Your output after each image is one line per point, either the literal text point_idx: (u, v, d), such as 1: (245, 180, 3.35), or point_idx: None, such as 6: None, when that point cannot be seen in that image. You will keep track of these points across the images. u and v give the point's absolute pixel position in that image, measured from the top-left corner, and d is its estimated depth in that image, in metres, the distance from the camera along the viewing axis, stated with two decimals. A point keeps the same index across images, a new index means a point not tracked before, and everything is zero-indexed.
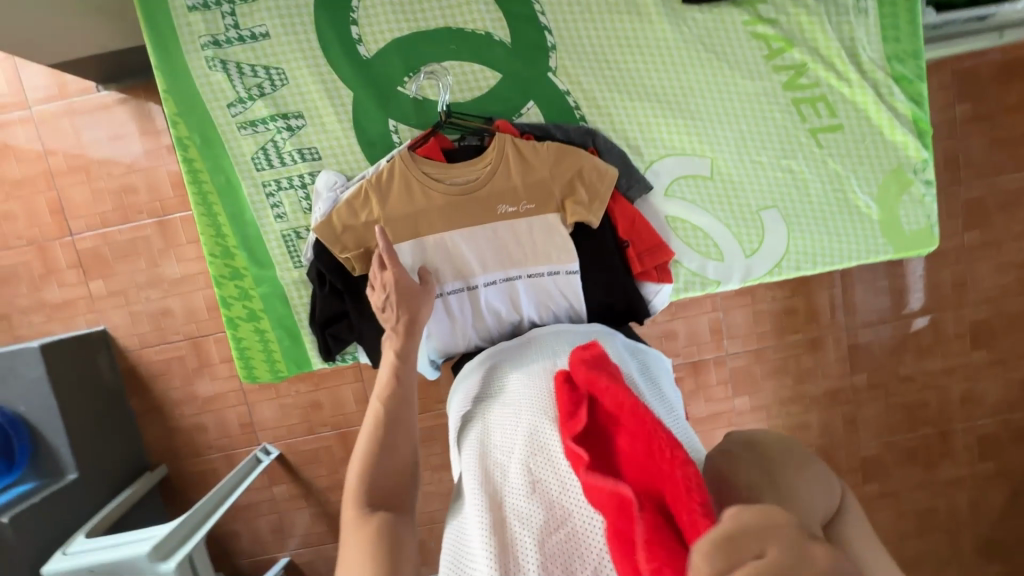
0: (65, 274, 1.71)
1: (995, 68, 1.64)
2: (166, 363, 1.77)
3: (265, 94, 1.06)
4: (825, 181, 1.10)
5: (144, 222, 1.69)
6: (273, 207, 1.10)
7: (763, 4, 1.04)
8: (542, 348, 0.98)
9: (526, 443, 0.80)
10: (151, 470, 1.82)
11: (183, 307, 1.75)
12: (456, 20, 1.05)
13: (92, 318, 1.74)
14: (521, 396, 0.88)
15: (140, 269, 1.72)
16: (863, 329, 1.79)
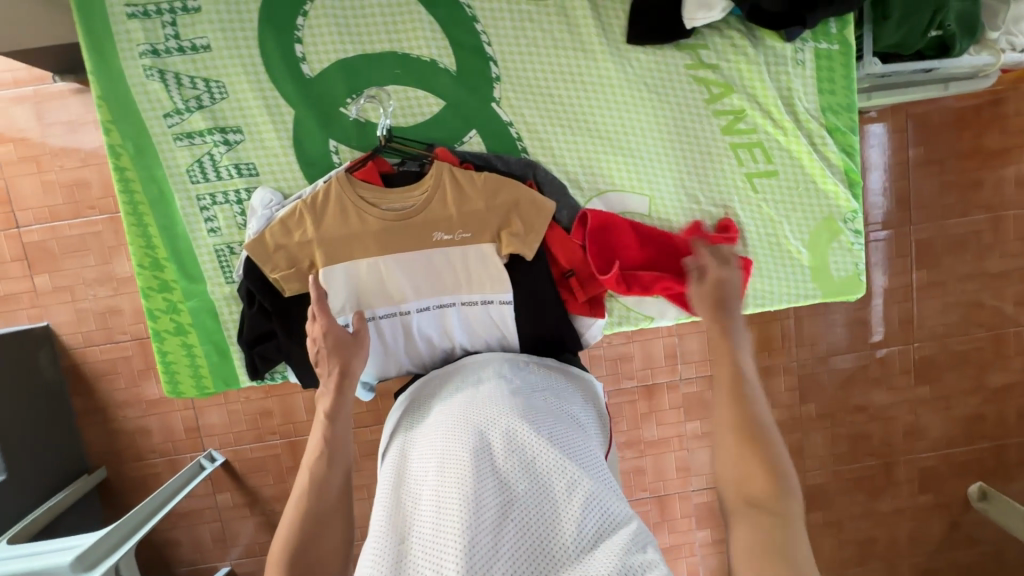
0: (9, 267, 1.66)
1: (945, 115, 1.70)
2: (110, 363, 1.73)
3: (203, 107, 1.05)
4: (759, 225, 1.13)
5: (95, 218, 1.65)
6: (206, 221, 1.08)
7: (704, 49, 1.07)
8: (468, 377, 0.98)
9: (434, 474, 0.79)
10: (90, 472, 1.77)
11: (132, 306, 1.71)
12: (402, 45, 1.05)
13: (36, 313, 1.69)
14: (438, 425, 0.87)
15: (88, 266, 1.67)
16: (811, 360, 1.83)
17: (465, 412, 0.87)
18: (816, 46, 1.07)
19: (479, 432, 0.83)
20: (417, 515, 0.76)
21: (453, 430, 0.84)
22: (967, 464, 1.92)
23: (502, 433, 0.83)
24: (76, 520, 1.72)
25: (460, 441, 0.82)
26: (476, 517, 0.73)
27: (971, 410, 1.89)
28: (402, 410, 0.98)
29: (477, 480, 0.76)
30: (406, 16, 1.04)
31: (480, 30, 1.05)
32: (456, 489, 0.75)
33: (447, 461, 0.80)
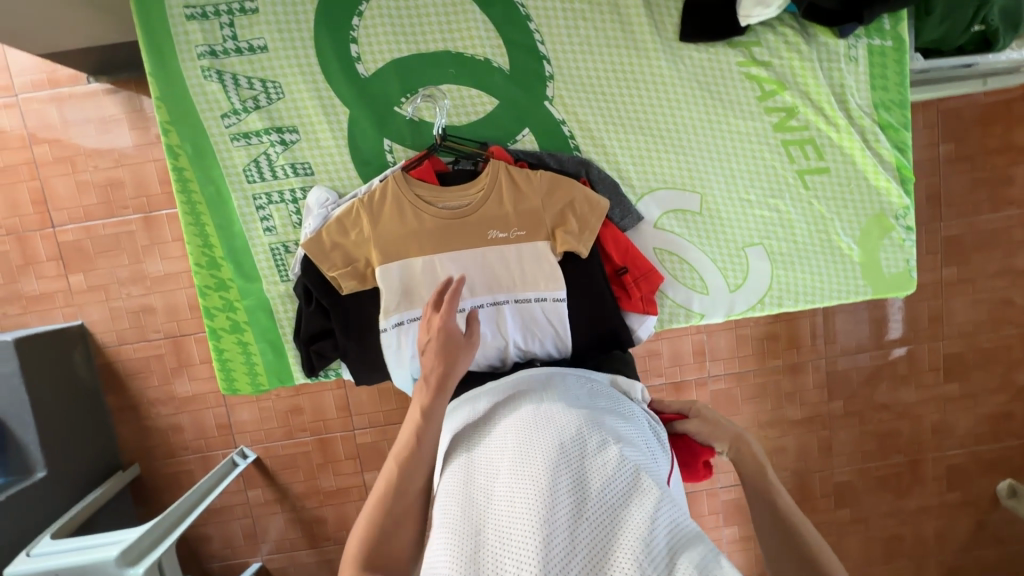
0: (44, 266, 1.68)
1: (977, 111, 1.69)
2: (144, 361, 1.74)
3: (260, 107, 1.06)
4: (809, 221, 1.13)
5: (129, 217, 1.66)
6: (263, 220, 1.09)
7: (757, 46, 1.07)
8: (522, 380, 0.94)
9: (507, 467, 0.74)
10: (124, 469, 1.78)
11: (165, 305, 1.72)
12: (456, 44, 1.06)
13: (70, 312, 1.71)
14: (506, 423, 0.82)
15: (122, 265, 1.68)
16: (841, 357, 1.82)
17: (536, 411, 0.82)
18: (869, 42, 1.07)
19: (553, 427, 0.78)
20: (488, 509, 0.71)
21: (524, 426, 0.79)
22: (996, 462, 1.92)
23: (576, 430, 0.77)
24: (111, 516, 1.74)
25: (534, 436, 0.77)
26: (554, 512, 0.66)
27: (1000, 408, 1.88)
28: (459, 415, 0.92)
29: (553, 473, 0.70)
30: (460, 15, 1.05)
31: (534, 29, 1.05)
32: (507, 472, 0.73)
33: (519, 455, 0.75)
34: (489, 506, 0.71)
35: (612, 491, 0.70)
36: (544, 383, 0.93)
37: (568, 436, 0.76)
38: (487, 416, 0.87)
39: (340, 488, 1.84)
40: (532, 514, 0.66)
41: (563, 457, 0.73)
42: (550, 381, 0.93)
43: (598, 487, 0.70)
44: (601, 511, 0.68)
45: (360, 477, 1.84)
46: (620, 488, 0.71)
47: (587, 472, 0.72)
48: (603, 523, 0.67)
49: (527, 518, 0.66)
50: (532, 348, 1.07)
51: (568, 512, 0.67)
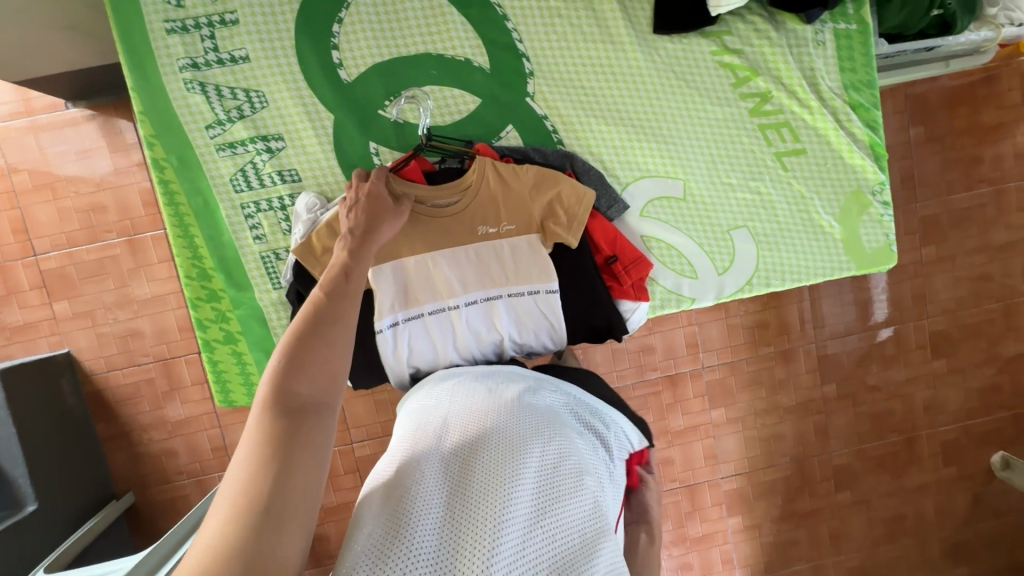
0: (28, 296, 1.65)
1: (942, 94, 1.75)
2: (135, 386, 1.72)
3: (245, 116, 1.06)
4: (791, 202, 1.16)
5: (113, 241, 1.64)
6: (252, 229, 1.10)
7: (728, 35, 1.11)
8: (505, 376, 0.91)
9: (480, 458, 0.69)
10: (118, 498, 1.74)
11: (154, 328, 1.70)
12: (437, 47, 1.08)
13: (56, 341, 1.67)
14: (489, 409, 0.77)
15: (108, 289, 1.66)
16: (830, 340, 1.85)
17: (523, 409, 0.78)
18: (835, 27, 1.12)
19: (538, 434, 0.73)
20: (449, 495, 0.66)
21: (509, 421, 0.74)
22: (987, 435, 1.95)
23: (559, 448, 0.73)
24: (107, 548, 1.69)
25: (518, 435, 0.72)
26: (515, 524, 0.62)
27: (987, 381, 1.92)
28: (443, 389, 0.89)
29: (521, 479, 0.66)
30: (439, 18, 1.07)
31: (512, 28, 1.08)
32: (481, 456, 0.69)
33: (499, 450, 0.70)
34: (448, 493, 0.66)
35: (573, 524, 0.66)
36: (524, 381, 0.89)
37: (549, 449, 0.72)
38: (468, 397, 0.83)
39: None
40: (494, 518, 0.62)
41: (539, 472, 0.69)
42: (530, 381, 0.89)
43: (563, 514, 0.66)
44: (554, 540, 0.64)
45: None
46: (582, 526, 0.67)
47: (558, 493, 0.68)
48: (555, 544, 0.63)
49: (488, 520, 0.61)
50: (524, 337, 1.08)
51: (527, 527, 0.63)
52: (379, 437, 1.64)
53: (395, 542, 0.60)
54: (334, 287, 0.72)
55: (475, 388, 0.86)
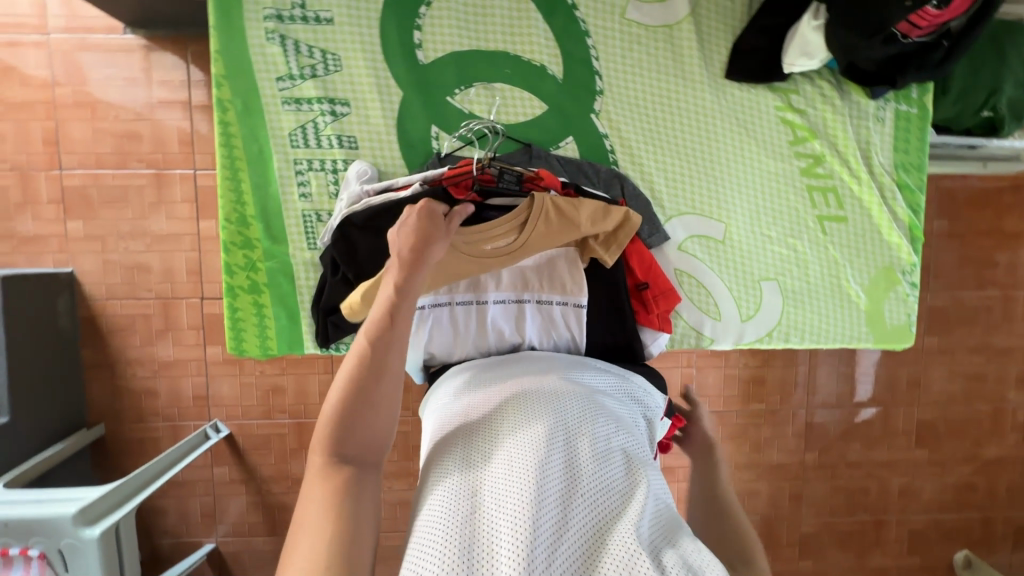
0: (44, 208, 1.62)
1: (971, 194, 1.80)
2: (130, 319, 1.69)
3: (317, 76, 1.08)
4: (824, 265, 1.19)
5: (141, 172, 1.62)
6: (300, 185, 1.11)
7: (795, 94, 1.14)
8: (532, 360, 0.96)
9: (505, 441, 0.72)
10: (87, 428, 1.71)
11: (162, 266, 1.67)
12: (515, 48, 1.10)
13: (62, 259, 1.65)
14: (508, 395, 0.81)
15: (125, 218, 1.64)
16: (820, 409, 1.87)
17: (539, 390, 0.82)
18: (896, 107, 1.15)
19: (559, 405, 0.78)
20: (484, 479, 0.69)
21: (526, 403, 0.78)
22: (954, 531, 1.97)
23: (581, 412, 0.78)
24: (67, 475, 1.65)
25: (538, 416, 0.76)
26: (550, 494, 0.65)
27: (964, 479, 1.94)
28: (466, 377, 0.93)
29: (551, 445, 0.71)
30: (523, 22, 1.09)
31: (591, 45, 1.11)
32: (511, 433, 0.73)
33: (521, 431, 0.73)
34: (480, 476, 0.69)
35: (606, 481, 0.69)
36: (551, 362, 0.94)
37: (571, 421, 0.75)
38: (490, 384, 0.87)
39: None
40: (529, 491, 0.64)
41: (564, 443, 0.72)
42: (559, 362, 0.94)
43: (595, 476, 0.69)
44: (594, 502, 0.66)
45: None
46: (616, 483, 0.70)
47: (587, 459, 0.71)
48: (598, 498, 0.67)
49: (526, 485, 0.65)
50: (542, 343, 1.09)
51: (562, 496, 0.66)
52: None
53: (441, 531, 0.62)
54: (384, 330, 0.76)
55: (493, 377, 0.90)
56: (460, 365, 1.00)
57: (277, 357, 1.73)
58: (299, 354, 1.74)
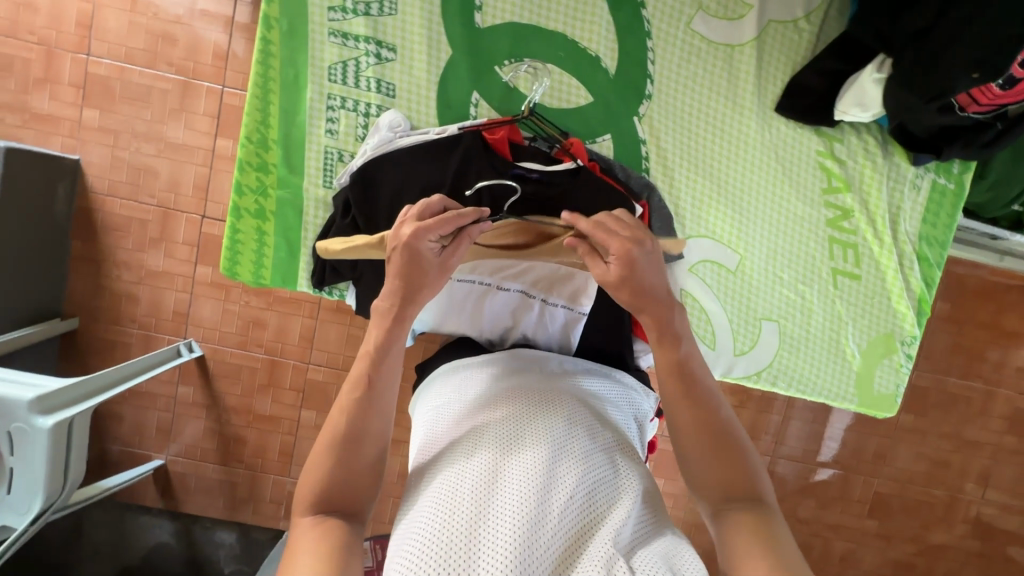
0: (63, 90, 1.58)
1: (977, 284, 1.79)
2: (127, 220, 1.66)
3: (369, 14, 1.05)
4: (828, 318, 1.18)
5: (169, 76, 1.58)
6: (328, 121, 1.08)
7: (839, 142, 1.13)
8: (526, 362, 1.00)
9: (492, 447, 0.79)
10: (62, 318, 1.68)
11: (169, 174, 1.64)
12: (575, 33, 1.08)
13: (71, 144, 1.61)
14: (497, 403, 0.88)
15: (143, 118, 1.60)
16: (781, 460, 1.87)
17: (527, 396, 0.88)
18: (935, 179, 1.15)
19: (544, 416, 0.84)
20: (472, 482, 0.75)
21: (514, 411, 0.85)
22: None
23: (567, 421, 0.84)
24: (32, 360, 1.63)
25: (525, 424, 0.82)
26: (538, 495, 0.72)
27: (905, 557, 1.96)
28: (452, 384, 0.98)
29: (536, 453, 0.77)
30: (588, 8, 1.07)
31: (650, 47, 1.09)
32: (499, 440, 0.80)
33: (510, 437, 0.80)
34: (469, 477, 0.75)
35: (592, 480, 0.76)
36: (545, 369, 0.99)
37: (557, 427, 0.82)
38: (481, 390, 0.93)
39: (271, 416, 1.77)
40: (517, 494, 0.72)
41: (552, 446, 0.78)
42: (554, 366, 1.00)
43: (582, 477, 0.76)
44: (580, 501, 0.73)
45: (297, 412, 1.76)
46: (603, 482, 0.77)
47: (573, 462, 0.78)
48: (579, 501, 0.73)
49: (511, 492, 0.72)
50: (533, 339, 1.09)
51: (550, 495, 0.73)
52: (336, 368, 1.73)
53: (436, 523, 0.69)
54: (362, 393, 0.79)
55: (485, 382, 0.95)
56: (449, 363, 1.04)
57: (264, 290, 1.69)
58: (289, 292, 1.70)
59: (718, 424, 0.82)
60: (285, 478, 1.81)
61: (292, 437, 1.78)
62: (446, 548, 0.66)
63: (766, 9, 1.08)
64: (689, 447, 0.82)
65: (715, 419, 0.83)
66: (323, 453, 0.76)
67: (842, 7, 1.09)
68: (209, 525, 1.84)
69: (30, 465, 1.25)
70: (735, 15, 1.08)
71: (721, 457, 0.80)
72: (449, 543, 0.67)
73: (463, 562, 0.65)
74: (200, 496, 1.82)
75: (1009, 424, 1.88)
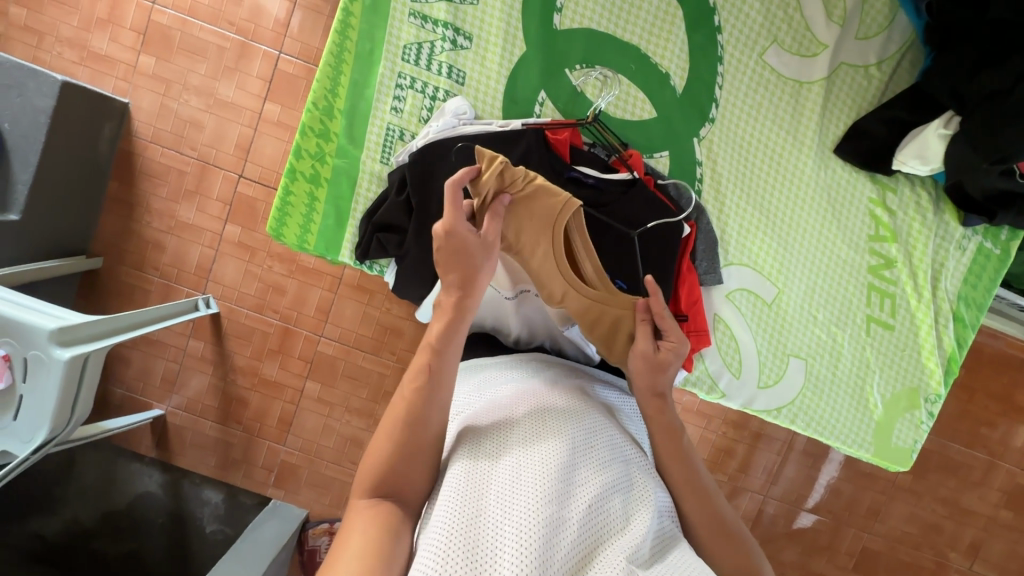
0: (124, 34, 1.56)
1: (996, 354, 1.75)
2: (165, 169, 1.63)
3: (451, 1, 1.06)
4: (855, 364, 1.21)
5: (229, 35, 1.56)
6: (395, 99, 1.09)
7: (891, 193, 1.15)
8: (543, 366, 0.95)
9: (513, 438, 0.74)
10: (86, 256, 1.66)
11: (214, 129, 1.61)
12: (648, 47, 1.09)
13: (122, 87, 1.59)
14: (512, 401, 0.82)
15: (197, 72, 1.58)
16: (772, 500, 1.80)
17: (546, 396, 0.83)
18: (981, 243, 1.17)
19: (570, 413, 0.79)
20: (493, 473, 0.69)
21: (532, 408, 0.79)
22: None
23: (592, 423, 0.79)
24: (49, 295, 1.60)
25: (541, 421, 0.76)
26: (557, 496, 0.65)
27: None
28: (470, 381, 0.92)
29: (561, 446, 0.72)
30: (665, 25, 1.08)
31: (720, 71, 1.10)
32: (521, 431, 0.75)
33: (526, 436, 0.74)
34: (490, 468, 0.70)
35: (615, 485, 0.71)
36: (567, 374, 0.94)
37: (577, 429, 0.76)
38: (504, 383, 0.88)
39: (276, 382, 1.73)
40: (534, 492, 0.65)
41: (570, 447, 0.72)
42: (576, 374, 0.95)
43: (599, 483, 0.70)
44: (599, 508, 0.67)
45: (302, 382, 1.72)
46: (621, 491, 0.71)
47: (592, 467, 0.71)
48: (602, 505, 0.67)
49: (532, 484, 0.66)
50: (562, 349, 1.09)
51: (567, 499, 0.66)
52: (347, 345, 1.69)
53: (447, 523, 0.62)
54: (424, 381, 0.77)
55: (502, 380, 0.89)
56: (469, 363, 0.98)
57: (289, 258, 1.66)
58: (313, 261, 1.66)
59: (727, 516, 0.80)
60: (279, 447, 1.76)
61: (294, 407, 1.73)
62: (460, 538, 0.61)
63: (839, 52, 1.09)
64: (701, 535, 0.79)
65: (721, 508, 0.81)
66: (384, 442, 0.73)
67: (913, 60, 1.10)
68: (197, 482, 1.78)
69: (41, 394, 1.16)
70: (809, 52, 1.09)
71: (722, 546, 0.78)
72: (462, 544, 0.60)
73: (474, 565, 0.58)
74: (193, 452, 1.78)
75: (1007, 499, 1.83)
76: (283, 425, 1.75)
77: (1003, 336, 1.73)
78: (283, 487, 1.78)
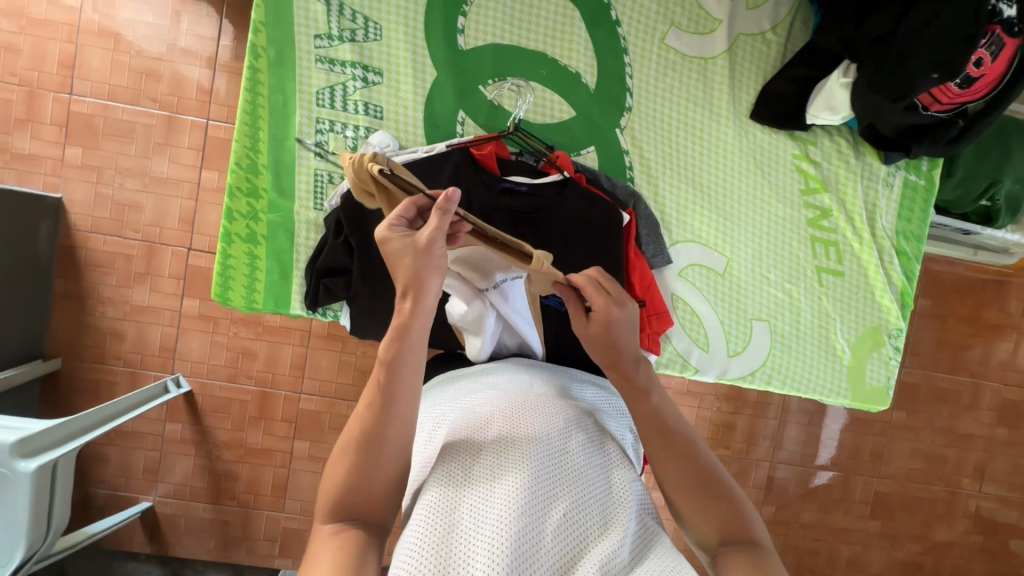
0: (46, 129, 1.54)
1: (957, 280, 1.80)
2: (110, 257, 1.60)
3: (355, 41, 1.08)
4: (815, 314, 1.24)
5: (153, 112, 1.55)
6: (317, 144, 1.10)
7: (813, 146, 1.19)
8: (512, 371, 0.93)
9: (489, 455, 0.72)
10: (44, 360, 1.60)
11: (155, 208, 1.58)
12: (554, 50, 1.12)
13: (53, 182, 1.56)
14: (485, 407, 0.80)
15: (127, 154, 1.56)
16: (780, 464, 1.80)
17: (518, 402, 0.81)
18: (906, 176, 1.22)
19: (544, 420, 0.78)
20: (467, 494, 0.67)
21: (505, 418, 0.77)
22: None
23: (565, 426, 0.78)
24: (11, 407, 1.53)
25: (515, 432, 0.74)
26: (532, 510, 0.65)
27: (913, 557, 1.89)
28: (443, 396, 0.90)
29: (535, 459, 0.70)
30: (566, 27, 1.11)
31: (627, 61, 1.13)
32: (495, 446, 0.73)
33: (500, 450, 0.72)
34: (466, 491, 0.68)
35: (590, 495, 0.70)
36: (539, 376, 0.92)
37: (550, 436, 0.75)
38: (476, 394, 0.86)
39: (264, 449, 1.68)
40: (508, 512, 0.64)
41: (544, 459, 0.71)
42: (548, 375, 0.93)
43: (575, 490, 0.69)
44: (575, 516, 0.66)
45: (290, 444, 1.68)
46: (597, 498, 0.70)
47: (567, 472, 0.71)
48: (577, 516, 0.67)
49: (507, 501, 0.65)
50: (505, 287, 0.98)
51: (543, 514, 0.65)
52: (329, 397, 1.66)
53: (418, 548, 0.61)
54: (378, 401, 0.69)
55: (476, 388, 0.88)
56: (440, 377, 0.98)
57: (253, 320, 1.63)
58: (279, 319, 1.63)
59: (723, 486, 0.74)
60: (278, 515, 1.70)
61: (286, 470, 1.68)
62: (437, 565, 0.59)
63: (734, 24, 1.14)
64: (694, 521, 0.74)
65: (717, 481, 0.75)
66: (340, 460, 0.68)
67: (805, 19, 1.15)
68: (200, 568, 1.71)
69: (10, 511, 1.10)
70: (706, 29, 1.13)
71: (716, 521, 0.73)
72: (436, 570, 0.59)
73: None
74: (188, 540, 1.71)
75: (998, 415, 1.87)
76: (278, 492, 1.69)
77: (959, 261, 1.78)
78: (290, 554, 1.72)
